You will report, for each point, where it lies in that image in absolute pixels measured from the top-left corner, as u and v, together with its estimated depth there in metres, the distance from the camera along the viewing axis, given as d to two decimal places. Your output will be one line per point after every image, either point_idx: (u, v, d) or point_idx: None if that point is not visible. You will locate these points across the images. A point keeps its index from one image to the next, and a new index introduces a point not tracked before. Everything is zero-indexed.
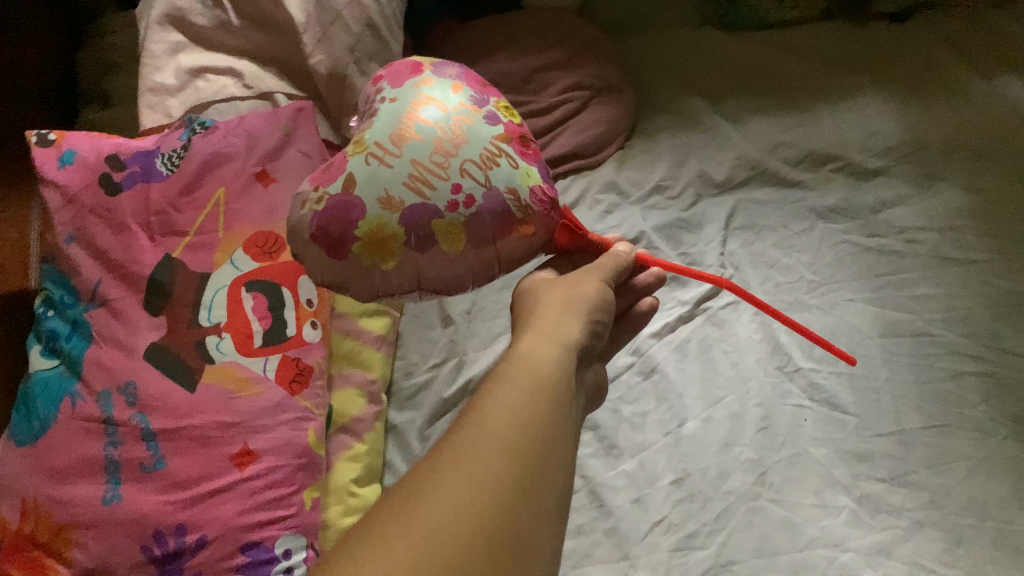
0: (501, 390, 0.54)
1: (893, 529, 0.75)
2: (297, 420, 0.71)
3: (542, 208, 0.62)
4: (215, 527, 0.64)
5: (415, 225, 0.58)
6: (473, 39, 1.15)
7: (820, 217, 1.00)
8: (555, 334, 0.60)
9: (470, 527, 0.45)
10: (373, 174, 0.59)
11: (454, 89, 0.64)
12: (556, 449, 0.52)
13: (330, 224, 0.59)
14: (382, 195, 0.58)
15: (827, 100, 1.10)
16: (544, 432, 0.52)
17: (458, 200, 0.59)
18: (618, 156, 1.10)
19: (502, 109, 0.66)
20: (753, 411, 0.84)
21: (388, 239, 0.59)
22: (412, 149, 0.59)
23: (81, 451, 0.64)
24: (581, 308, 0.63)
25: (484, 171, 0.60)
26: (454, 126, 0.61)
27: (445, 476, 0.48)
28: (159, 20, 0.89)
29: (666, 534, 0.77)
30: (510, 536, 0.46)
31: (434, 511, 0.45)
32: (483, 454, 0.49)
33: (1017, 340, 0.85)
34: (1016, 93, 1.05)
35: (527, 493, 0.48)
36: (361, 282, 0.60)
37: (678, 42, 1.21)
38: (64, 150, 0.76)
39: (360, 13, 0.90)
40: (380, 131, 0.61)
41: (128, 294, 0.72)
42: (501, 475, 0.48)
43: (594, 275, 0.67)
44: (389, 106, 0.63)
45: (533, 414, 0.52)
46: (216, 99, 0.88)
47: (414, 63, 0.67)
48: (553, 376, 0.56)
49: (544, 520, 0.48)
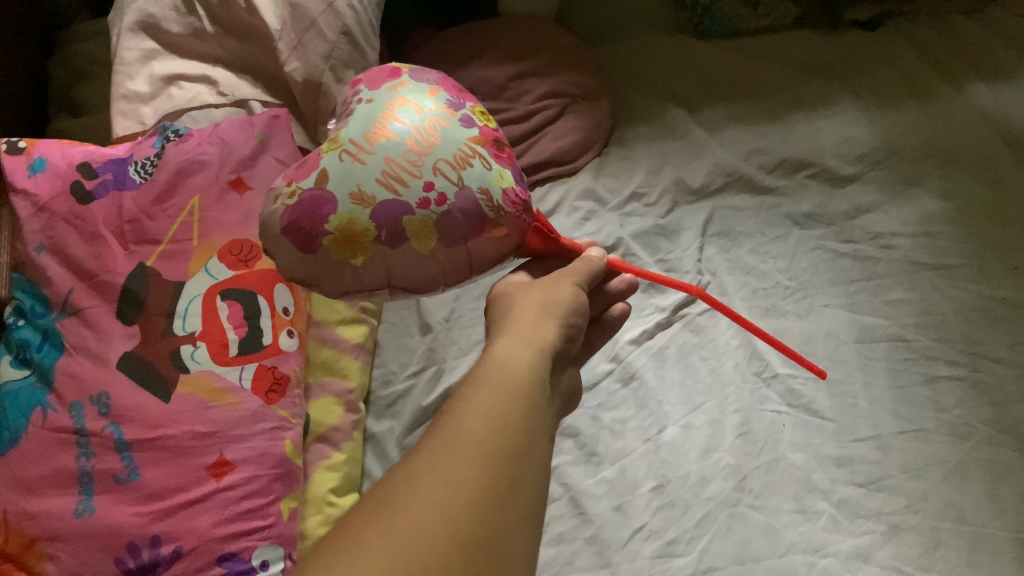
0: (476, 394, 0.53)
1: (871, 534, 0.76)
2: (274, 429, 0.70)
3: (515, 211, 0.62)
4: (191, 538, 0.63)
5: (387, 222, 0.58)
6: (449, 46, 1.15)
7: (796, 223, 1.00)
8: (531, 337, 0.60)
9: (448, 532, 0.44)
10: (347, 170, 0.58)
11: (430, 93, 0.64)
12: (531, 452, 0.52)
13: (302, 219, 0.58)
14: (355, 190, 0.58)
15: (802, 107, 1.11)
16: (519, 435, 0.52)
17: (430, 198, 0.58)
18: (596, 164, 1.10)
19: (478, 113, 0.66)
20: (732, 417, 0.84)
21: (358, 234, 0.58)
22: (386, 147, 0.59)
23: (53, 463, 0.63)
24: (557, 311, 0.63)
25: (458, 170, 0.60)
26: (430, 127, 0.61)
27: (422, 481, 0.47)
28: (131, 27, 0.87)
29: (647, 541, 0.77)
30: (488, 540, 0.45)
31: (411, 516, 0.45)
32: (459, 457, 0.48)
33: (990, 344, 0.86)
34: (987, 100, 1.07)
35: (504, 496, 0.48)
36: (331, 279, 0.60)
37: (653, 51, 1.22)
38: (34, 159, 0.76)
39: (337, 21, 0.89)
40: (355, 129, 0.60)
41: (100, 303, 0.70)
42: (477, 479, 0.48)
43: (569, 279, 0.67)
44: (366, 106, 0.62)
45: (509, 417, 0.52)
46: (190, 107, 0.87)
47: (392, 68, 0.67)
48: (528, 379, 0.56)
49: (520, 525, 0.48)
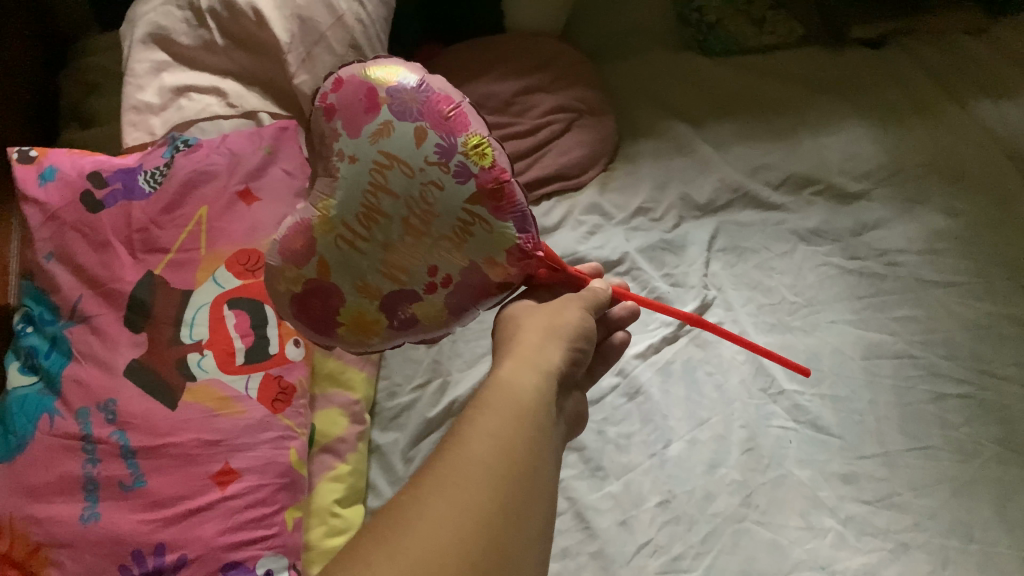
0: (481, 417, 0.53)
1: (879, 551, 0.75)
2: (279, 439, 0.70)
3: (521, 265, 0.64)
4: (195, 546, 0.62)
5: (395, 309, 0.63)
6: (457, 60, 1.15)
7: (802, 239, 1.01)
8: (536, 360, 0.60)
9: (457, 555, 0.44)
10: (346, 260, 0.61)
11: (417, 139, 0.61)
12: (538, 475, 0.51)
13: (311, 305, 0.63)
14: (360, 284, 0.62)
15: (807, 124, 1.12)
16: (526, 457, 0.51)
17: (436, 281, 0.62)
18: (601, 178, 1.10)
19: (473, 149, 0.62)
20: (738, 433, 0.84)
21: (370, 322, 0.63)
22: (383, 232, 0.61)
23: (59, 469, 0.63)
24: (562, 334, 0.63)
25: (458, 247, 0.61)
26: (423, 195, 0.61)
27: (429, 504, 0.47)
28: (142, 39, 0.87)
29: (653, 557, 0.77)
30: (497, 564, 0.45)
31: (420, 538, 0.45)
32: (467, 479, 0.48)
33: (997, 362, 0.86)
34: (992, 118, 1.08)
35: (512, 518, 0.48)
36: (349, 348, 0.66)
37: (659, 67, 1.23)
38: (45, 167, 0.76)
39: (345, 34, 0.90)
40: (345, 207, 0.61)
41: (108, 310, 0.70)
42: (486, 502, 0.47)
43: (575, 303, 0.66)
44: (350, 169, 0.62)
45: (515, 440, 0.52)
46: (199, 117, 0.88)
47: (370, 98, 0.63)
48: (533, 401, 0.56)
49: (528, 545, 0.48)
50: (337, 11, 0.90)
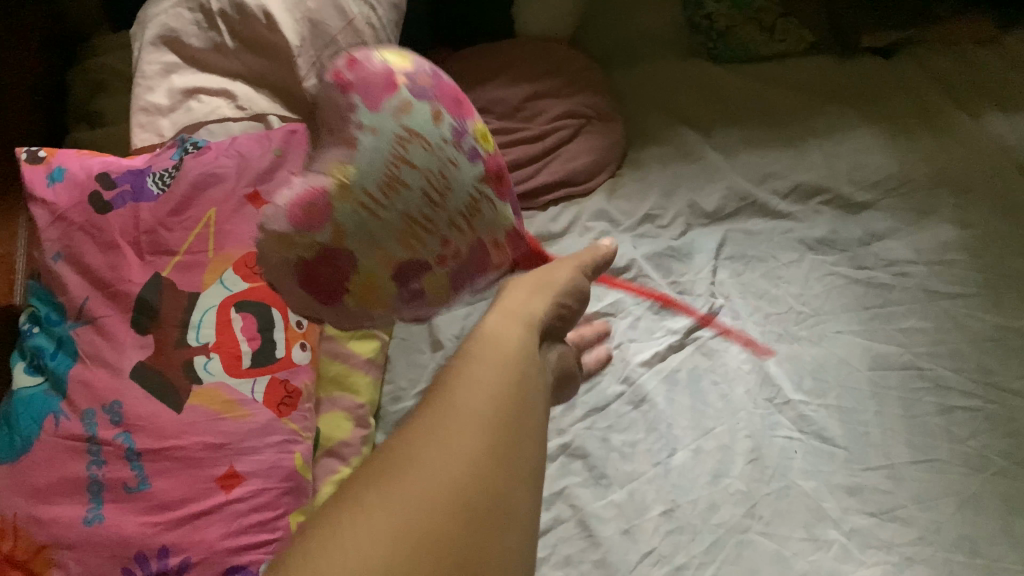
0: (469, 363, 0.50)
1: (882, 565, 0.75)
2: (284, 442, 0.70)
3: (515, 246, 0.68)
4: (199, 550, 0.63)
5: (407, 279, 0.59)
6: (466, 65, 1.15)
7: (809, 249, 1.00)
8: (521, 312, 0.58)
9: (451, 514, 0.41)
10: (363, 225, 0.54)
11: (435, 117, 0.59)
12: (530, 418, 0.48)
13: (320, 273, 0.55)
14: (375, 253, 0.56)
15: (816, 133, 1.11)
16: (518, 401, 0.48)
17: (450, 257, 0.60)
18: (609, 184, 1.10)
19: (479, 135, 0.64)
20: (743, 443, 0.84)
21: (376, 292, 0.59)
22: (404, 200, 0.55)
23: (63, 470, 0.63)
24: (549, 291, 0.62)
25: (471, 221, 0.61)
26: (444, 169, 0.58)
27: (418, 457, 0.43)
28: (153, 40, 0.88)
29: (656, 566, 0.76)
30: (494, 521, 0.42)
31: (411, 496, 0.41)
32: (458, 431, 0.44)
33: (1005, 375, 0.86)
34: (1002, 129, 1.07)
35: (507, 461, 0.44)
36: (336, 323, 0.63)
37: (667, 73, 1.23)
38: (53, 167, 0.76)
39: (356, 39, 0.89)
40: (366, 174, 0.54)
41: (115, 312, 0.70)
42: (480, 453, 0.44)
43: (567, 264, 0.68)
44: (372, 141, 0.54)
45: (507, 388, 0.48)
46: (208, 119, 0.88)
47: (388, 74, 0.58)
48: (522, 350, 0.53)
49: (524, 485, 0.45)
50: (349, 14, 0.89)
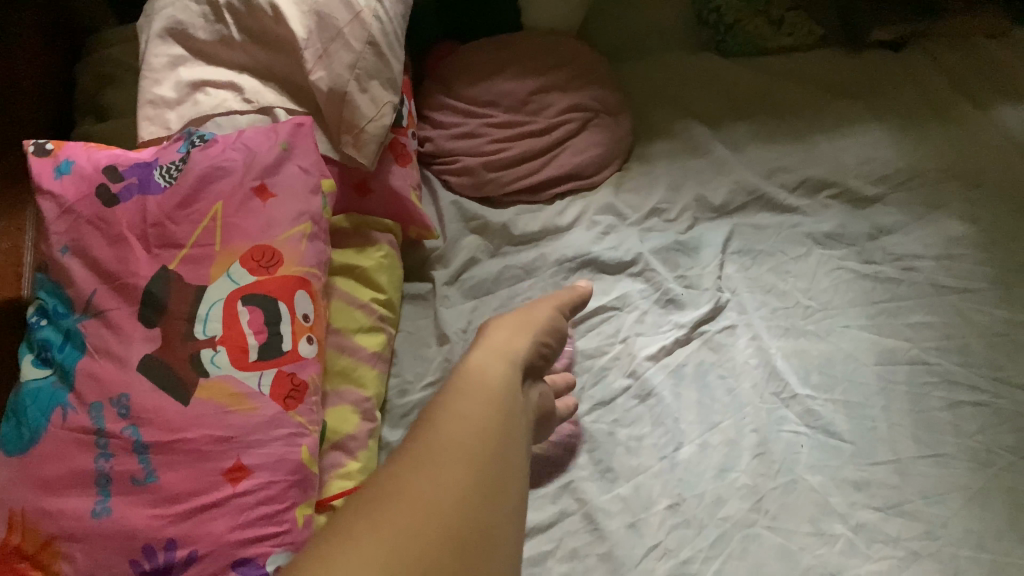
0: (455, 399, 0.54)
1: (889, 559, 0.74)
2: (291, 436, 0.70)
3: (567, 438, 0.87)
4: (205, 543, 0.63)
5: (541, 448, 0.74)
6: (473, 59, 1.14)
7: (817, 243, 1.00)
8: (502, 351, 0.61)
9: (447, 520, 0.46)
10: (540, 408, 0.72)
11: None
12: (509, 454, 0.52)
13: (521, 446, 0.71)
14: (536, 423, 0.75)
15: (825, 126, 1.11)
16: (497, 438, 0.52)
17: None
18: (615, 179, 1.10)
19: None
20: (749, 437, 0.84)
21: None
22: None
23: (72, 463, 0.64)
24: (528, 332, 0.65)
25: None
26: None
27: (411, 481, 0.47)
28: (159, 33, 0.87)
29: (662, 560, 0.76)
30: (479, 540, 0.46)
31: (397, 529, 0.44)
32: (447, 456, 0.49)
33: (1013, 370, 0.85)
34: (1013, 122, 1.07)
35: (488, 493, 0.48)
36: None
37: (675, 66, 1.23)
38: (61, 160, 0.76)
39: (362, 31, 0.90)
40: None
41: (123, 304, 0.70)
42: (472, 465, 0.49)
43: (544, 306, 0.71)
44: None
45: (490, 417, 0.53)
46: (216, 112, 0.86)
47: None
48: (502, 386, 0.56)
49: (505, 514, 0.49)
50: (355, 7, 0.90)
